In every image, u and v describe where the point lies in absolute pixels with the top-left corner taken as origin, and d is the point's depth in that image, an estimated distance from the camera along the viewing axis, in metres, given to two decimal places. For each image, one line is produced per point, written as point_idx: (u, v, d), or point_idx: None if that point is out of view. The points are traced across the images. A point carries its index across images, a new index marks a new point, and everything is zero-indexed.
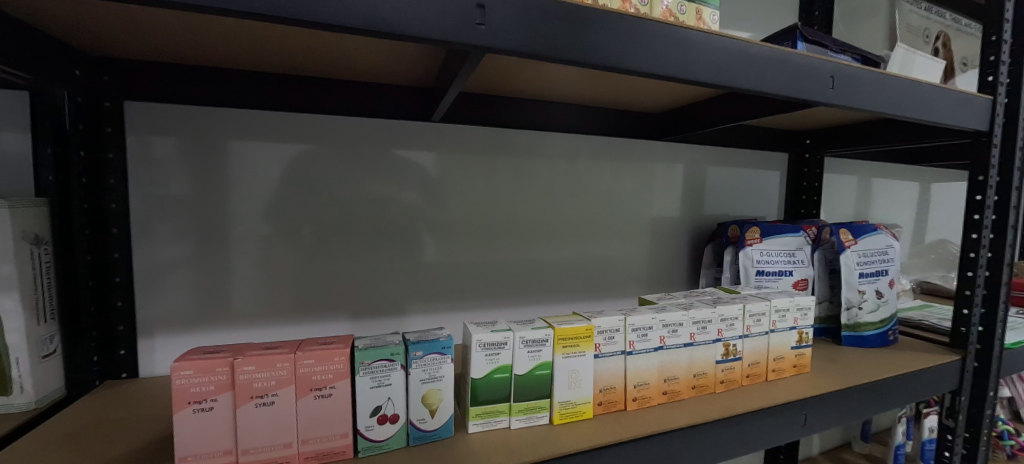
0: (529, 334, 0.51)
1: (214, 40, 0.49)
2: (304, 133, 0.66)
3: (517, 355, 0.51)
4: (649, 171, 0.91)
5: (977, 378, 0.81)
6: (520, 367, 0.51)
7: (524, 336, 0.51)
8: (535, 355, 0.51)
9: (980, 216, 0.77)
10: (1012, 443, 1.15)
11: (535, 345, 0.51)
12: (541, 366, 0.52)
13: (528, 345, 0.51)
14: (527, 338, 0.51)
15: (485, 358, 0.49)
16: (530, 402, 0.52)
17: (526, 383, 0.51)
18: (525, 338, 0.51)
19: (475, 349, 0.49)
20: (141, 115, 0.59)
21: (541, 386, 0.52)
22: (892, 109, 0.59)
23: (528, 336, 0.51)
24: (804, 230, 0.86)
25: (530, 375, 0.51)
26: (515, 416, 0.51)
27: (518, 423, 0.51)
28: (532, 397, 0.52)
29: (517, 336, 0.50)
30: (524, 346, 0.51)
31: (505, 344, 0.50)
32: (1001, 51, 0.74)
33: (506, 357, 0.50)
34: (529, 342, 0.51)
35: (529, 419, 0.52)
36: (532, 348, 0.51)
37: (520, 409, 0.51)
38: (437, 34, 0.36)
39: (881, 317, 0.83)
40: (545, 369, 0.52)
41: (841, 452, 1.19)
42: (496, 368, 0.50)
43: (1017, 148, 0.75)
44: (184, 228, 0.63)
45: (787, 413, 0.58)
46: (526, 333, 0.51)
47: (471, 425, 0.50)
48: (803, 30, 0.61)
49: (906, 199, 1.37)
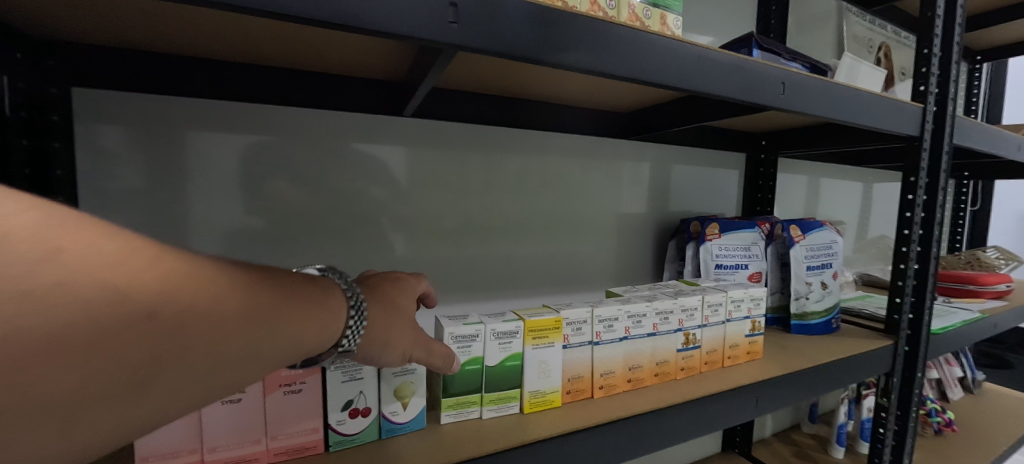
0: (502, 327, 0.52)
1: (174, 27, 0.47)
2: (266, 125, 0.65)
3: (488, 347, 0.52)
4: (617, 169, 0.94)
5: (908, 361, 0.88)
6: (492, 358, 0.52)
7: (496, 328, 0.52)
8: (506, 347, 0.53)
9: (912, 214, 0.84)
10: (938, 420, 1.27)
11: (507, 337, 0.53)
12: (512, 357, 0.53)
13: (500, 337, 0.52)
14: (499, 331, 0.52)
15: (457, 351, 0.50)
16: (502, 392, 0.53)
17: (498, 374, 0.52)
18: (497, 330, 0.52)
19: (448, 342, 0.50)
20: (91, 103, 0.56)
21: (513, 376, 0.53)
22: (836, 115, 0.64)
23: (500, 329, 0.52)
24: (758, 226, 0.92)
25: (503, 366, 0.53)
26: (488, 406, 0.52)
27: (490, 412, 0.52)
28: (504, 387, 0.53)
29: (489, 329, 0.52)
30: (496, 338, 0.52)
31: (477, 338, 0.51)
32: (931, 63, 0.81)
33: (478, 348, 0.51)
34: (501, 335, 0.52)
35: (501, 408, 0.53)
36: (503, 340, 0.53)
37: (492, 399, 0.53)
38: (406, 31, 0.36)
39: (825, 306, 0.90)
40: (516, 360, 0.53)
41: (792, 433, 1.28)
42: (467, 360, 0.51)
43: (942, 152, 0.82)
44: (139, 223, 0.60)
45: (741, 396, 0.62)
46: (498, 326, 0.52)
47: (443, 416, 0.51)
48: (757, 38, 0.64)
49: (852, 198, 1.47)
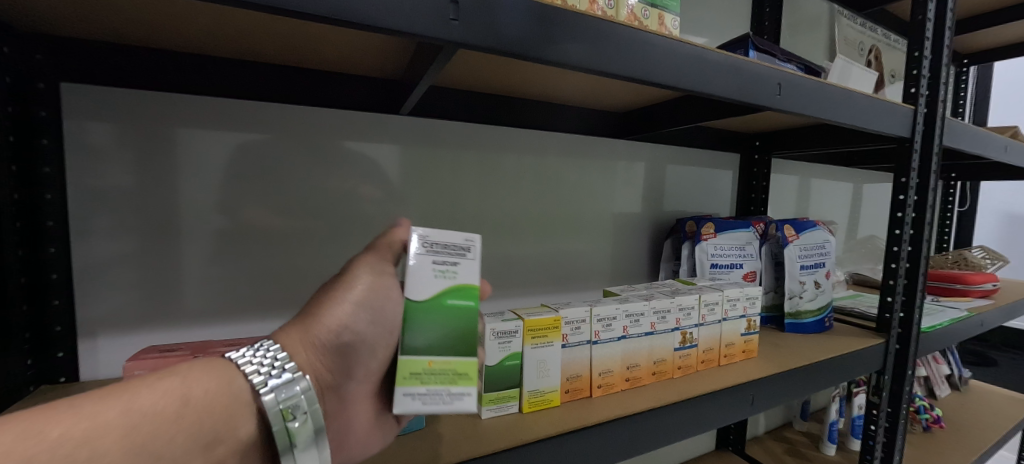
0: (439, 236, 0.42)
1: (167, 22, 0.46)
2: (260, 122, 0.64)
3: (411, 270, 0.40)
4: (613, 169, 0.94)
5: (899, 358, 0.90)
6: (415, 287, 0.39)
7: (426, 235, 0.42)
8: (439, 267, 0.40)
9: (903, 214, 0.85)
10: (926, 417, 1.29)
11: (457, 250, 0.42)
12: (445, 294, 0.40)
13: (443, 254, 0.41)
14: (436, 242, 0.42)
15: (436, 275, 0.40)
16: (446, 360, 0.38)
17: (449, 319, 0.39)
18: (435, 241, 0.42)
19: (489, 338, 0.52)
20: (79, 97, 0.54)
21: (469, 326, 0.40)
22: (831, 116, 0.65)
23: (436, 239, 0.42)
24: (753, 226, 0.93)
25: (435, 307, 0.39)
26: (421, 388, 0.37)
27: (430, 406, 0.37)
28: (448, 351, 0.39)
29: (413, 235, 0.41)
30: (434, 256, 0.41)
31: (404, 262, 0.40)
32: (922, 66, 0.82)
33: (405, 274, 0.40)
34: (444, 252, 0.41)
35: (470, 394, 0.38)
36: (443, 263, 0.41)
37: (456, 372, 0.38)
38: (405, 27, 0.36)
39: (818, 305, 0.91)
40: (466, 296, 0.40)
41: (784, 430, 1.29)
42: (449, 290, 0.40)
43: (932, 153, 0.84)
44: (128, 223, 0.58)
45: (737, 394, 0.63)
46: (427, 229, 0.42)
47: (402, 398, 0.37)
48: (754, 39, 0.65)
49: (843, 198, 1.49)
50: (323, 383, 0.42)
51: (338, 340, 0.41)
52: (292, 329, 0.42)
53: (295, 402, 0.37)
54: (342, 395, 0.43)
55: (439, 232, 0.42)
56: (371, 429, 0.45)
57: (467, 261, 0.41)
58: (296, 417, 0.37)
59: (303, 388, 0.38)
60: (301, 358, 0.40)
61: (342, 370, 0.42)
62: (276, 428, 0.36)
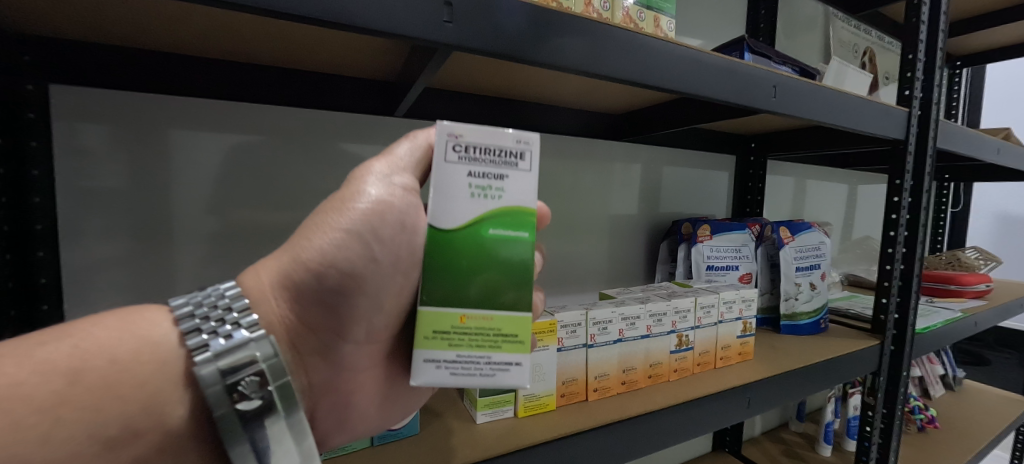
0: (481, 137, 0.36)
1: (158, 24, 0.45)
2: (253, 124, 0.63)
3: (444, 182, 0.36)
4: (609, 170, 0.94)
5: (894, 360, 0.90)
6: (449, 205, 0.36)
7: (463, 136, 0.36)
8: (479, 181, 0.37)
9: (897, 216, 0.85)
10: (921, 417, 1.30)
11: (508, 160, 0.37)
12: (491, 221, 0.37)
13: (489, 164, 0.37)
14: (477, 146, 0.36)
15: (476, 192, 0.36)
16: (479, 322, 0.37)
17: (486, 257, 0.37)
18: (475, 146, 0.36)
19: None
20: (70, 99, 0.54)
21: (515, 267, 0.37)
22: (826, 118, 0.65)
23: (476, 143, 0.36)
24: (749, 227, 0.93)
25: (477, 240, 0.37)
26: (451, 355, 0.36)
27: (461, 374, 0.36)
28: (481, 315, 0.37)
29: (446, 137, 0.36)
30: (475, 167, 0.37)
31: (433, 175, 0.36)
32: (916, 68, 0.83)
33: (434, 190, 0.36)
34: (491, 162, 0.37)
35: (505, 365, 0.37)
36: (487, 176, 0.37)
37: (487, 339, 0.37)
38: (398, 30, 0.35)
39: (814, 307, 0.91)
40: (518, 226, 0.37)
41: (780, 431, 1.29)
42: (489, 209, 0.37)
43: (926, 155, 0.84)
44: (119, 225, 0.57)
45: (733, 397, 0.63)
46: (464, 129, 0.36)
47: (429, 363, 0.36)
48: (749, 41, 0.65)
49: (838, 199, 1.49)
50: (308, 345, 0.41)
51: (315, 297, 0.39)
52: (261, 278, 0.40)
53: (250, 379, 0.34)
54: (332, 362, 0.42)
55: (481, 132, 0.36)
56: (372, 371, 0.44)
57: (519, 174, 0.37)
58: (262, 391, 0.34)
59: (263, 359, 0.35)
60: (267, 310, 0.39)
61: (326, 331, 0.40)
62: (221, 413, 0.33)
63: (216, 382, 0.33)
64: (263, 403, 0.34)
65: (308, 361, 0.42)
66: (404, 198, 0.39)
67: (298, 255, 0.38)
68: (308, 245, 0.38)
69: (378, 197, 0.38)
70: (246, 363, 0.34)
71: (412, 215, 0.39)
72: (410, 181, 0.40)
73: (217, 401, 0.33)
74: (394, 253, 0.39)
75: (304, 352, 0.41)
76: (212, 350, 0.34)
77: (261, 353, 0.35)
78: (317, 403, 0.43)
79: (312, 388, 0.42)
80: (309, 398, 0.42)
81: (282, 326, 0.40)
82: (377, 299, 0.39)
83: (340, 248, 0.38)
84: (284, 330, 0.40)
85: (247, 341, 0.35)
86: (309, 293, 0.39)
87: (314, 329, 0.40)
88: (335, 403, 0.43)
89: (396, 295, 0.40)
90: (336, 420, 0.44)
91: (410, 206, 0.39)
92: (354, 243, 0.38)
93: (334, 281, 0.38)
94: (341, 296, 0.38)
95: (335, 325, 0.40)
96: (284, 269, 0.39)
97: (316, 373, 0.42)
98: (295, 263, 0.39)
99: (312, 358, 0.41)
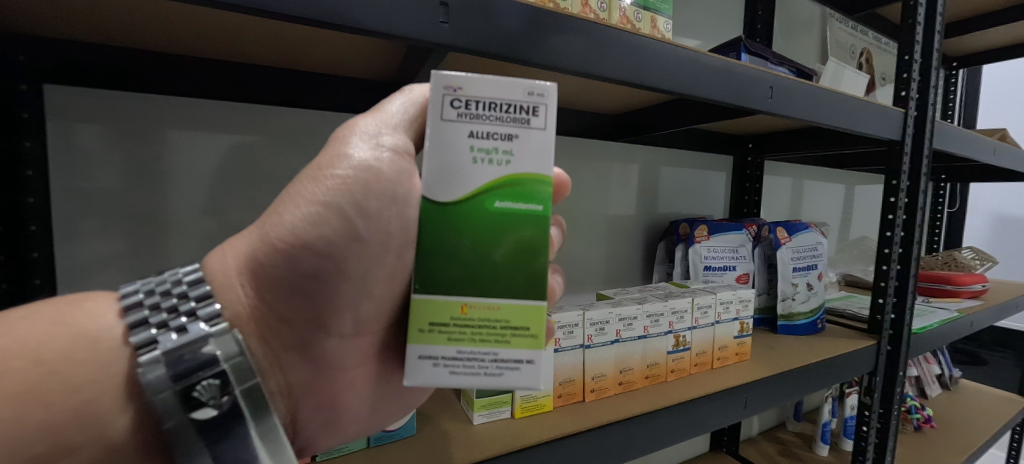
0: (482, 91, 0.35)
1: (152, 23, 0.45)
2: (250, 125, 0.63)
3: (443, 141, 0.34)
4: (606, 170, 0.94)
5: (891, 360, 0.90)
6: (448, 167, 0.35)
7: (462, 89, 0.34)
8: (482, 141, 0.35)
9: (893, 217, 0.86)
10: (917, 417, 1.30)
11: (519, 115, 0.35)
12: (497, 192, 0.35)
13: (494, 122, 0.35)
14: (479, 101, 0.35)
15: (482, 159, 0.35)
16: (481, 313, 0.35)
17: (495, 229, 0.35)
18: (475, 99, 0.35)
19: None
20: (66, 99, 0.53)
21: (524, 243, 0.36)
22: (823, 118, 0.65)
23: (477, 97, 0.35)
24: (746, 228, 0.93)
25: (482, 213, 0.35)
26: (450, 352, 0.35)
27: (461, 372, 0.34)
28: (487, 304, 0.35)
29: (443, 91, 0.34)
30: (477, 125, 0.35)
31: (428, 133, 0.34)
32: (912, 69, 0.83)
33: (430, 149, 0.34)
34: (496, 119, 0.35)
35: (509, 363, 0.35)
36: (491, 136, 0.35)
37: (491, 330, 0.35)
38: (393, 30, 0.35)
39: (811, 307, 0.91)
40: (529, 197, 0.35)
41: (777, 431, 1.29)
42: (497, 174, 0.35)
43: (922, 156, 0.84)
44: (116, 225, 0.57)
45: (730, 397, 0.63)
46: (463, 82, 0.34)
47: (424, 357, 0.34)
48: (745, 42, 0.65)
49: (835, 199, 1.50)
50: (283, 342, 0.39)
51: (288, 285, 0.37)
52: (227, 263, 0.38)
53: (208, 382, 0.32)
54: (313, 358, 0.40)
55: (482, 85, 0.35)
56: (363, 358, 0.42)
57: (529, 132, 0.35)
58: (224, 394, 0.33)
59: (224, 358, 0.33)
60: (231, 300, 0.37)
61: (303, 323, 0.38)
62: (175, 423, 0.32)
63: (166, 387, 0.31)
64: (231, 406, 0.33)
65: (285, 359, 0.39)
66: (391, 165, 0.36)
67: (268, 235, 0.36)
68: (280, 224, 0.36)
69: (362, 163, 0.36)
70: (200, 365, 0.32)
71: (401, 184, 0.37)
72: (399, 142, 0.37)
73: (169, 409, 0.31)
74: (381, 229, 0.36)
75: (278, 350, 0.39)
76: (160, 350, 0.32)
77: (222, 352, 0.33)
78: (298, 405, 0.42)
79: (290, 390, 0.41)
80: (289, 401, 0.41)
81: (251, 320, 0.38)
82: (361, 284, 0.37)
83: (317, 226, 0.35)
84: (249, 320, 0.38)
85: (203, 338, 0.33)
86: (281, 281, 0.37)
87: (288, 322, 0.38)
88: (319, 405, 0.43)
89: (384, 280, 0.38)
90: (323, 419, 0.44)
91: (399, 174, 0.37)
92: (333, 221, 0.35)
93: (310, 267, 0.36)
94: (319, 283, 0.36)
95: (314, 317, 0.38)
96: (251, 252, 0.37)
97: (294, 373, 0.40)
98: (265, 246, 0.36)
99: (289, 356, 0.39)
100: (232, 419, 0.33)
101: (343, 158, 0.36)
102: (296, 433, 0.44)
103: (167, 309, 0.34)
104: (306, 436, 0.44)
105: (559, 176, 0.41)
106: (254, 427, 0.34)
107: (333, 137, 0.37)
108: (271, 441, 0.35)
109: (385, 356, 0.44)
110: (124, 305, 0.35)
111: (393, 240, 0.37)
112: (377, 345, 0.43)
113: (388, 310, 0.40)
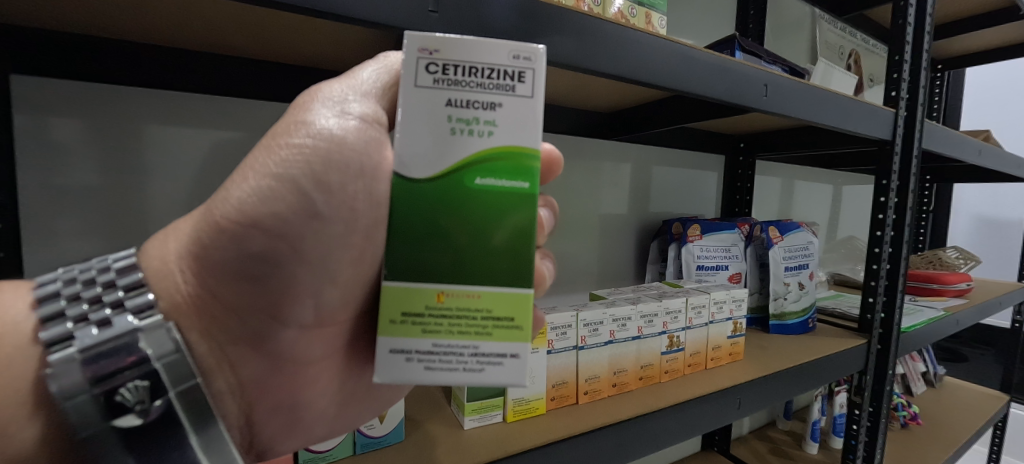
0: (461, 55, 0.33)
1: (127, 10, 0.43)
2: (233, 120, 0.61)
3: (420, 108, 0.33)
4: (599, 169, 0.93)
5: (881, 358, 0.91)
6: (424, 135, 0.33)
7: (440, 52, 0.33)
8: (462, 109, 0.34)
9: (884, 216, 0.86)
10: (904, 414, 1.32)
11: (504, 81, 0.34)
12: (480, 165, 0.34)
13: (475, 88, 0.34)
14: (457, 65, 0.33)
15: (460, 127, 0.34)
16: (459, 301, 0.34)
17: (476, 200, 0.34)
18: (452, 63, 0.33)
19: None
20: (36, 91, 0.50)
21: (513, 218, 0.34)
22: (817, 117, 0.65)
23: (455, 61, 0.33)
24: (738, 227, 0.93)
25: (461, 187, 0.34)
26: (425, 345, 0.33)
27: (436, 366, 0.33)
28: (466, 291, 0.34)
29: (419, 54, 0.33)
30: (456, 91, 0.33)
31: (403, 99, 0.33)
32: (902, 69, 0.84)
33: (405, 116, 0.33)
34: (478, 85, 0.34)
35: (487, 356, 0.33)
36: (472, 104, 0.34)
37: (469, 320, 0.34)
38: (375, 19, 0.34)
39: (802, 306, 0.91)
40: (512, 173, 0.34)
41: (768, 430, 1.30)
42: (478, 141, 0.34)
43: (911, 156, 0.85)
44: (92, 223, 0.54)
45: (725, 397, 0.62)
46: (441, 44, 0.33)
47: (395, 350, 0.33)
48: (740, 39, 0.64)
49: (824, 199, 1.52)
50: (230, 335, 0.37)
51: (235, 270, 0.35)
52: (169, 250, 0.37)
53: (136, 384, 0.30)
54: (267, 350, 0.38)
55: (461, 48, 0.33)
56: (330, 352, 0.40)
57: (515, 99, 0.34)
58: (154, 397, 0.31)
59: (156, 357, 0.31)
60: (168, 288, 0.36)
61: (253, 313, 0.36)
62: (94, 431, 0.29)
63: (82, 390, 0.29)
64: (162, 410, 0.31)
65: (233, 354, 0.38)
66: (358, 134, 0.35)
67: (212, 216, 0.35)
68: (226, 202, 0.34)
69: (326, 131, 0.34)
70: (126, 365, 0.30)
71: (368, 155, 0.35)
72: (368, 109, 0.36)
73: (86, 417, 0.29)
74: (343, 204, 0.35)
75: (224, 343, 0.37)
76: (76, 348, 0.30)
77: (153, 351, 0.31)
78: (255, 403, 0.40)
79: (241, 388, 0.39)
80: (242, 400, 0.39)
81: (190, 312, 0.36)
82: (321, 267, 0.35)
83: (268, 203, 0.34)
84: (187, 307, 0.36)
85: (129, 333, 0.31)
86: (228, 265, 0.35)
87: (235, 311, 0.36)
88: (277, 404, 0.41)
89: (352, 263, 0.37)
90: (285, 418, 0.42)
91: (367, 144, 0.35)
92: (287, 196, 0.34)
93: (260, 248, 0.34)
94: (270, 266, 0.35)
95: (266, 305, 0.36)
96: (195, 236, 0.35)
97: (246, 369, 0.38)
98: (210, 227, 0.35)
99: (237, 349, 0.37)
100: (165, 424, 0.31)
101: (303, 126, 0.34)
102: (255, 435, 0.42)
103: (90, 300, 0.32)
104: (267, 438, 0.42)
105: (550, 152, 0.40)
106: (194, 435, 0.32)
107: (295, 104, 0.36)
108: (216, 449, 0.33)
109: (353, 349, 0.42)
110: (39, 297, 0.33)
111: (358, 218, 0.36)
112: (346, 337, 0.41)
113: (361, 307, 0.39)
